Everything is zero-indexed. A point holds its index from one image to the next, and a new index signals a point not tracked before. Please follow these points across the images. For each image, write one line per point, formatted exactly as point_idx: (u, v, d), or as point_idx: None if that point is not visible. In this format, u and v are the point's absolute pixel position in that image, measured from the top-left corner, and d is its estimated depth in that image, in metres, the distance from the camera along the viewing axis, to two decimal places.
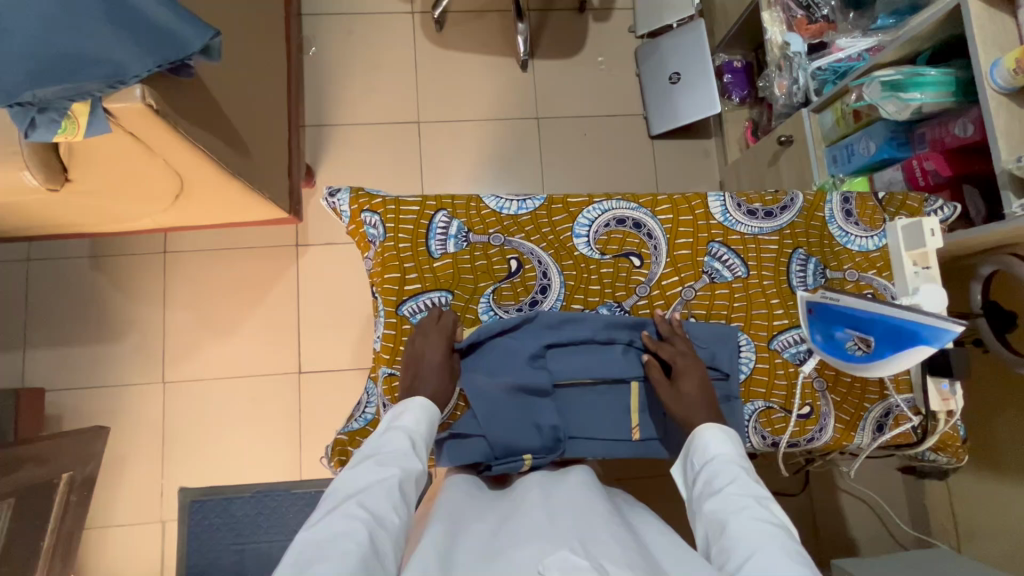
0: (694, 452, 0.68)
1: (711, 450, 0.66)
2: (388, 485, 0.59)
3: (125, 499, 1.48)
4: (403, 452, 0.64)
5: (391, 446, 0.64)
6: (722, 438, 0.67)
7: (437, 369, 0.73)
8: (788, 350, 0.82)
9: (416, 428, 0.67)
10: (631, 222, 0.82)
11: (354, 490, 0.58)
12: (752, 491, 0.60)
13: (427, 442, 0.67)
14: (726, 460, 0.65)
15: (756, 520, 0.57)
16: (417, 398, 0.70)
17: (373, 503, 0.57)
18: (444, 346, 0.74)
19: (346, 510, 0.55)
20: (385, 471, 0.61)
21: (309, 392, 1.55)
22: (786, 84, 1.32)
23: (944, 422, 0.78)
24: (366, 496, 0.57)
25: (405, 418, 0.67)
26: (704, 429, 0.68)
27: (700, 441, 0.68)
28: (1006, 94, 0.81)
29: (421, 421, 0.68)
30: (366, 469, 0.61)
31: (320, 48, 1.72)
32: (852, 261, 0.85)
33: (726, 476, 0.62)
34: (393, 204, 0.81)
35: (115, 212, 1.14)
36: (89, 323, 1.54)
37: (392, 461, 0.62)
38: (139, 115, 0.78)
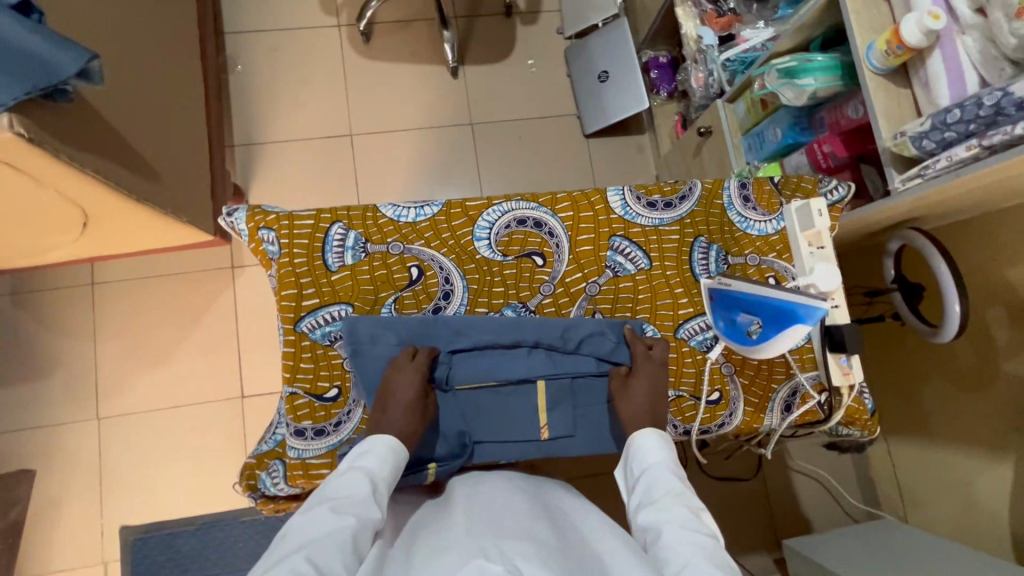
0: (634, 458, 0.68)
1: (652, 457, 0.66)
2: (342, 538, 0.55)
3: (63, 542, 1.42)
4: (363, 498, 0.60)
5: (350, 490, 0.60)
6: (660, 445, 0.67)
7: (407, 406, 0.70)
8: (696, 337, 0.82)
9: (379, 471, 0.63)
10: (531, 222, 0.82)
11: (303, 542, 0.54)
12: (687, 502, 0.61)
13: (389, 487, 0.63)
14: (663, 469, 0.65)
15: (691, 532, 0.57)
16: (385, 437, 0.66)
17: (321, 556, 0.52)
18: (415, 383, 0.72)
19: (290, 564, 0.51)
20: (341, 519, 0.56)
21: (254, 416, 1.52)
22: (702, 76, 1.35)
23: (847, 396, 0.80)
24: (316, 549, 0.53)
25: (369, 460, 0.64)
26: (647, 435, 0.68)
27: (642, 447, 0.68)
28: (884, 75, 0.84)
29: (385, 463, 0.64)
30: (320, 517, 0.56)
31: (245, 66, 1.69)
32: (753, 246, 0.86)
33: (663, 487, 0.62)
34: (287, 219, 0.79)
35: (21, 246, 1.10)
36: (14, 362, 1.48)
37: (348, 509, 0.58)
38: (11, 144, 0.75)
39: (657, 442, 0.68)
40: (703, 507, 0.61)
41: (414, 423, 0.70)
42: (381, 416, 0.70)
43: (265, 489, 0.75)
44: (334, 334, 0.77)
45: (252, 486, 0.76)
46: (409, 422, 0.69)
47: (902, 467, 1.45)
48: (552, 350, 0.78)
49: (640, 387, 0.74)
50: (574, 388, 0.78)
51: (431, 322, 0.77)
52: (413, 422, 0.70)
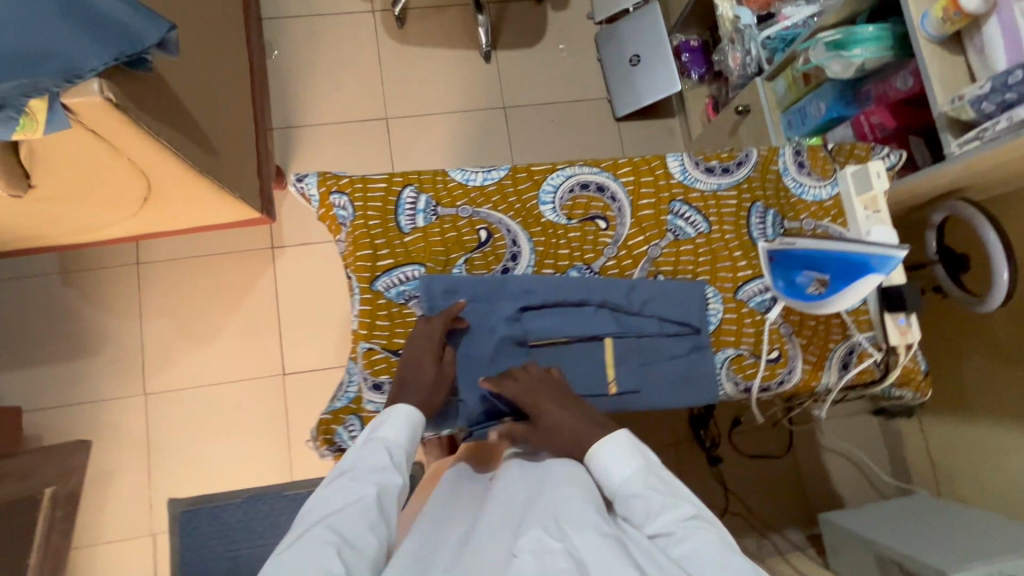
0: (604, 480, 0.65)
1: (614, 476, 0.64)
2: (364, 504, 0.57)
3: (112, 514, 1.45)
4: (382, 466, 0.62)
5: (369, 460, 0.62)
6: (614, 456, 0.65)
7: (429, 377, 0.73)
8: (755, 299, 0.84)
9: (395, 441, 0.66)
10: (594, 187, 0.85)
11: (327, 511, 0.57)
12: (677, 512, 0.58)
13: (407, 453, 0.66)
14: (633, 484, 0.62)
15: (683, 543, 0.55)
16: (402, 407, 0.69)
17: (345, 524, 0.55)
18: (431, 356, 0.74)
19: (316, 535, 0.54)
20: (360, 488, 0.59)
21: (295, 392, 1.55)
22: (740, 56, 1.36)
23: (905, 355, 0.82)
24: (340, 516, 0.56)
25: (385, 430, 0.66)
26: (600, 452, 0.65)
27: (603, 465, 0.65)
28: (937, 43, 0.86)
29: (401, 432, 0.67)
30: (340, 488, 0.59)
31: (282, 51, 1.72)
32: (808, 211, 0.88)
33: (641, 507, 0.60)
34: (360, 183, 0.82)
35: (83, 219, 1.13)
36: (62, 340, 1.51)
37: (367, 477, 0.60)
38: (98, 109, 0.77)
39: (612, 453, 0.65)
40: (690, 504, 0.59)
41: (432, 398, 0.73)
42: (398, 385, 0.73)
43: (342, 443, 0.78)
44: (408, 294, 0.80)
45: (328, 441, 0.78)
46: (428, 395, 0.73)
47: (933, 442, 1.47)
48: (617, 310, 0.81)
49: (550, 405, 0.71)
50: (641, 346, 0.81)
51: (500, 283, 0.79)
52: (431, 394, 0.73)
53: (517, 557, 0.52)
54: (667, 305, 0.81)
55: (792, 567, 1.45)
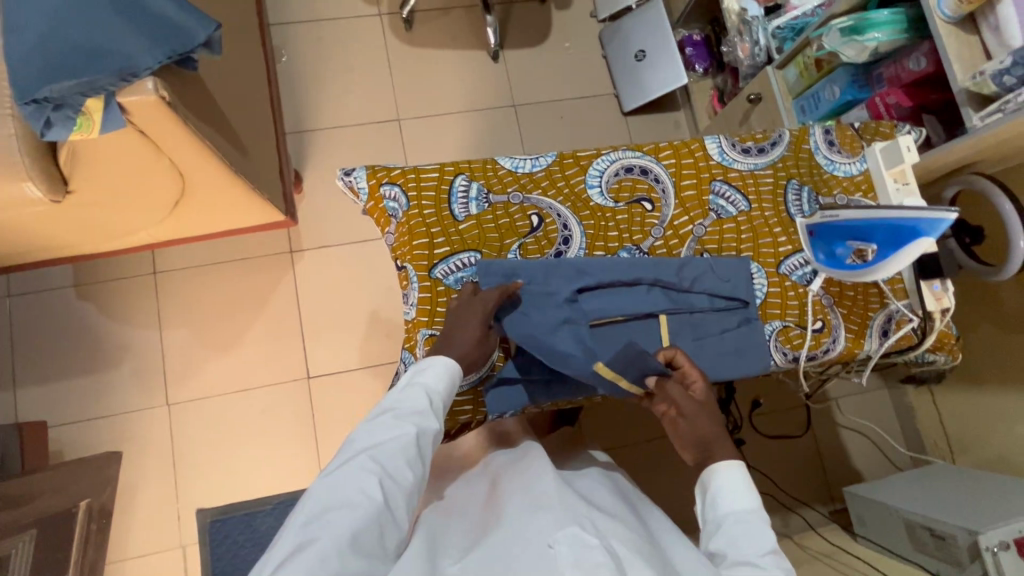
0: (715, 499, 0.67)
1: (739, 503, 0.66)
2: (402, 443, 0.65)
3: (140, 528, 1.42)
4: (421, 411, 0.68)
5: (410, 402, 0.68)
6: (742, 485, 0.67)
7: (475, 338, 0.75)
8: (796, 272, 0.88)
9: (436, 387, 0.70)
10: (638, 170, 0.87)
11: (370, 443, 0.66)
12: (778, 560, 0.62)
13: (447, 399, 0.71)
14: (748, 515, 0.66)
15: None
16: (444, 358, 0.72)
17: (385, 460, 0.64)
18: (479, 321, 0.75)
19: (359, 463, 0.64)
20: (401, 428, 0.66)
21: (321, 396, 1.54)
22: (748, 46, 1.41)
23: (939, 321, 0.86)
24: (381, 452, 0.64)
25: (428, 376, 0.70)
26: (732, 476, 0.67)
27: (727, 487, 0.67)
28: (954, 23, 0.91)
29: (441, 381, 0.71)
30: (383, 424, 0.67)
31: (290, 57, 1.72)
32: (840, 186, 0.92)
33: (753, 541, 0.63)
34: (413, 173, 0.84)
35: (112, 227, 1.12)
36: (80, 353, 1.48)
37: (407, 417, 0.67)
38: (152, 109, 0.78)
39: (740, 483, 0.67)
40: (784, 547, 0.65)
41: (473, 359, 0.75)
42: (443, 342, 0.74)
43: None
44: (465, 280, 0.82)
45: None
46: (471, 355, 0.75)
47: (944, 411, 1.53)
48: (669, 287, 0.83)
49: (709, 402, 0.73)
50: (697, 320, 0.83)
51: (556, 263, 0.82)
52: (473, 351, 0.75)
53: (553, 548, 0.62)
54: (715, 279, 0.84)
55: (821, 541, 1.49)
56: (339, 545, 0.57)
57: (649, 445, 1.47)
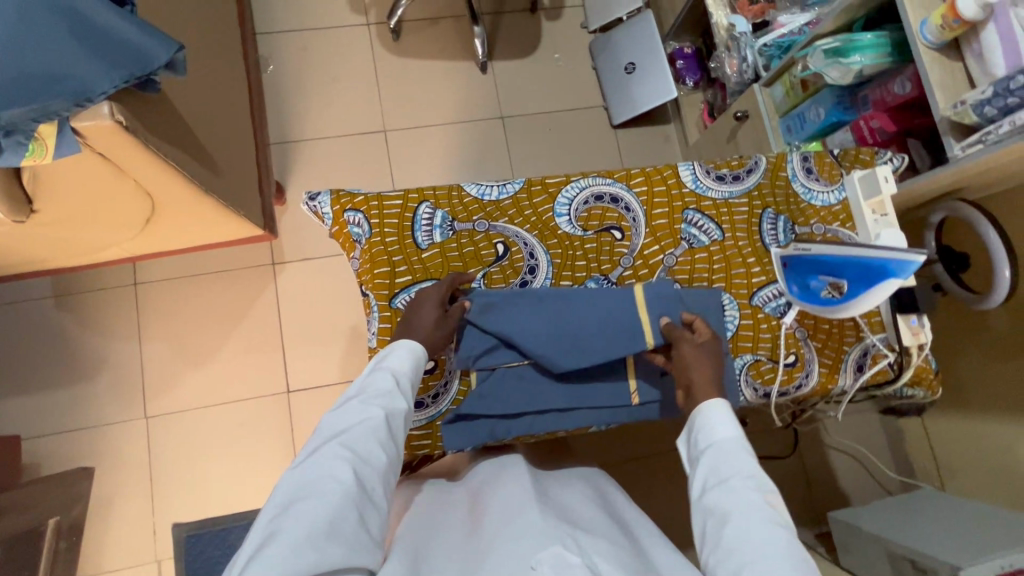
0: (698, 432, 0.65)
1: (719, 430, 0.64)
2: (372, 425, 0.63)
3: (114, 542, 1.41)
4: (389, 392, 0.66)
5: (376, 387, 0.66)
6: (728, 420, 0.64)
7: (434, 318, 0.74)
8: (770, 304, 0.86)
9: (403, 370, 0.68)
10: (608, 198, 0.85)
11: (338, 430, 0.62)
12: (758, 483, 0.59)
13: (413, 380, 0.69)
14: (731, 449, 0.62)
15: (765, 523, 0.55)
16: (407, 341, 0.71)
17: (355, 443, 0.61)
18: (433, 300, 0.74)
19: (327, 450, 0.60)
20: (368, 411, 0.64)
21: (301, 410, 1.53)
22: (736, 63, 1.38)
23: (917, 356, 0.84)
24: (349, 436, 0.61)
25: (394, 360, 0.69)
26: (712, 408, 0.65)
27: (711, 421, 0.65)
28: (938, 50, 0.88)
29: (408, 362, 0.69)
30: (349, 410, 0.64)
31: (277, 66, 1.71)
32: (817, 216, 0.90)
33: (730, 469, 0.60)
34: (376, 200, 0.82)
35: (84, 243, 1.11)
36: (58, 364, 1.48)
37: (375, 401, 0.65)
38: (107, 132, 0.76)
39: (726, 420, 0.65)
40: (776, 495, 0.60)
41: (437, 336, 0.73)
42: (402, 331, 0.74)
43: None
44: None
45: None
46: (434, 333, 0.73)
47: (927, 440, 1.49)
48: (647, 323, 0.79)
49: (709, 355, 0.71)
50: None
51: (528, 296, 0.77)
52: (435, 332, 0.73)
53: (535, 569, 0.57)
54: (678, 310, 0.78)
55: None
56: (313, 534, 0.53)
57: (631, 465, 1.45)
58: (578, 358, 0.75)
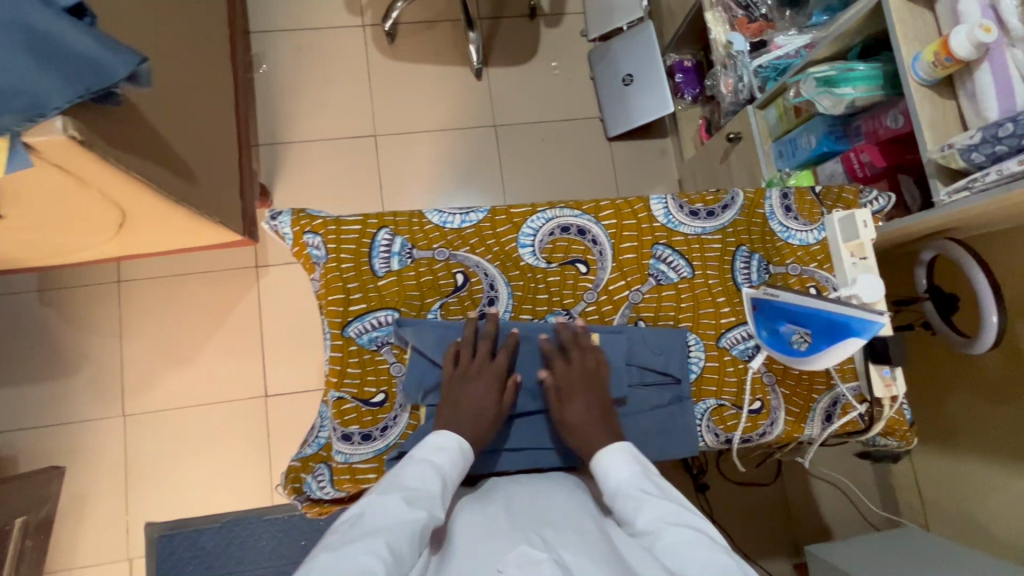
0: (601, 485, 0.67)
1: (612, 479, 0.66)
2: (415, 527, 0.58)
3: (87, 538, 1.43)
4: (432, 492, 0.62)
5: (423, 483, 0.63)
6: (620, 461, 0.67)
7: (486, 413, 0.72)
8: (737, 347, 0.83)
9: (447, 469, 0.66)
10: (574, 230, 0.83)
11: (377, 526, 0.58)
12: (665, 515, 0.61)
13: (457, 484, 0.66)
14: (630, 487, 0.65)
15: (688, 548, 0.58)
16: (459, 439, 0.69)
17: (394, 541, 0.56)
18: (491, 388, 0.73)
19: (364, 546, 0.55)
20: (412, 508, 0.60)
21: (278, 415, 1.53)
22: (732, 82, 1.33)
23: (888, 408, 0.81)
24: (390, 535, 0.57)
25: (441, 456, 0.66)
26: (601, 460, 0.68)
27: (605, 470, 0.67)
28: (929, 87, 0.84)
29: (454, 462, 0.67)
30: (392, 504, 0.60)
31: (270, 66, 1.69)
32: (794, 255, 0.87)
33: (634, 506, 0.63)
34: (334, 224, 0.80)
35: (58, 246, 1.11)
36: (39, 360, 1.49)
37: (420, 500, 0.61)
38: (62, 146, 0.75)
39: (619, 461, 0.67)
40: (694, 516, 0.62)
41: (484, 427, 0.72)
42: (451, 411, 0.72)
43: (310, 493, 0.77)
44: (382, 339, 0.80)
45: (297, 489, 0.77)
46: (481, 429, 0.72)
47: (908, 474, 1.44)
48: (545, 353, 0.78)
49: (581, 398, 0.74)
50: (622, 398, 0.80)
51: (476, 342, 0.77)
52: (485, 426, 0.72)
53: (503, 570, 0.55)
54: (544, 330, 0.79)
55: None
56: None
57: None
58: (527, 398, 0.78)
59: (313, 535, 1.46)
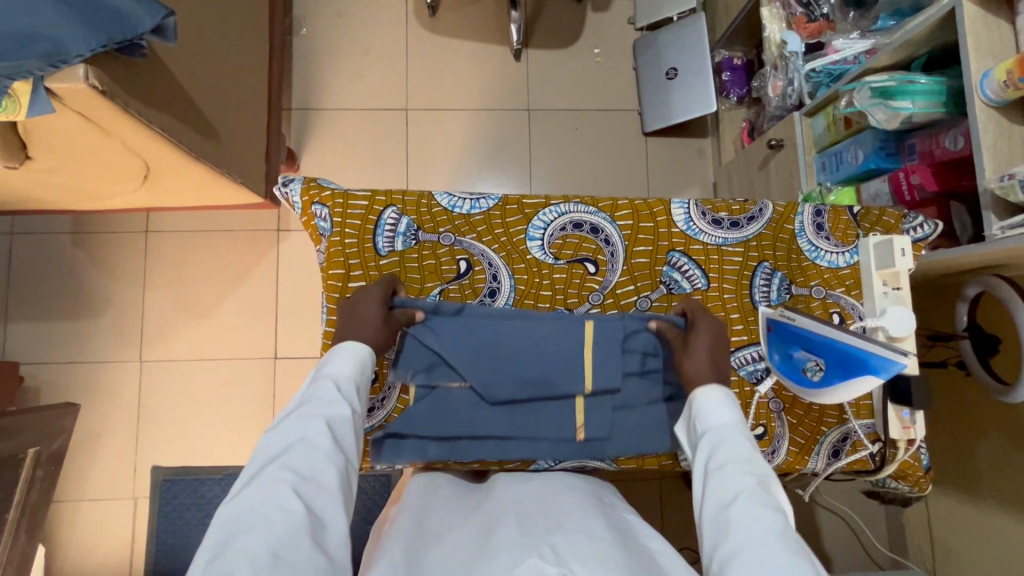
0: (697, 418, 0.68)
1: (708, 416, 0.67)
2: (315, 439, 0.60)
3: (98, 473, 1.49)
4: (331, 399, 0.64)
5: (319, 396, 0.64)
6: (719, 403, 0.67)
7: (367, 315, 0.72)
8: (746, 367, 0.81)
9: (345, 374, 0.67)
10: (588, 227, 0.82)
11: (279, 450, 0.59)
12: (750, 463, 0.60)
13: (357, 384, 0.67)
14: (724, 430, 0.64)
15: (754, 499, 0.56)
16: (348, 344, 0.70)
17: (297, 461, 0.58)
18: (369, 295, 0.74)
19: (269, 474, 0.57)
20: (310, 425, 0.61)
21: (284, 377, 1.55)
22: (781, 84, 1.26)
23: (903, 451, 0.77)
24: (289, 455, 0.58)
25: (334, 366, 0.68)
26: (706, 395, 0.68)
27: (703, 407, 0.68)
28: (997, 107, 0.77)
29: (347, 366, 0.68)
30: (292, 424, 0.61)
31: (310, 30, 1.68)
32: (820, 278, 0.83)
33: (727, 448, 0.62)
34: (342, 197, 0.80)
35: (86, 191, 1.14)
36: (66, 298, 1.55)
37: (316, 412, 0.62)
38: (84, 95, 0.75)
39: (720, 401, 0.67)
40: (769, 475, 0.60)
41: (382, 334, 0.73)
42: (344, 333, 0.72)
43: None
44: None
45: None
46: (367, 328, 0.72)
47: (920, 517, 1.36)
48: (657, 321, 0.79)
49: (702, 346, 0.73)
50: (617, 391, 0.79)
51: (465, 327, 0.77)
52: (375, 329, 0.72)
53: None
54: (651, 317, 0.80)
55: None
56: (255, 565, 0.49)
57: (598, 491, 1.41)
58: (516, 387, 0.77)
59: None
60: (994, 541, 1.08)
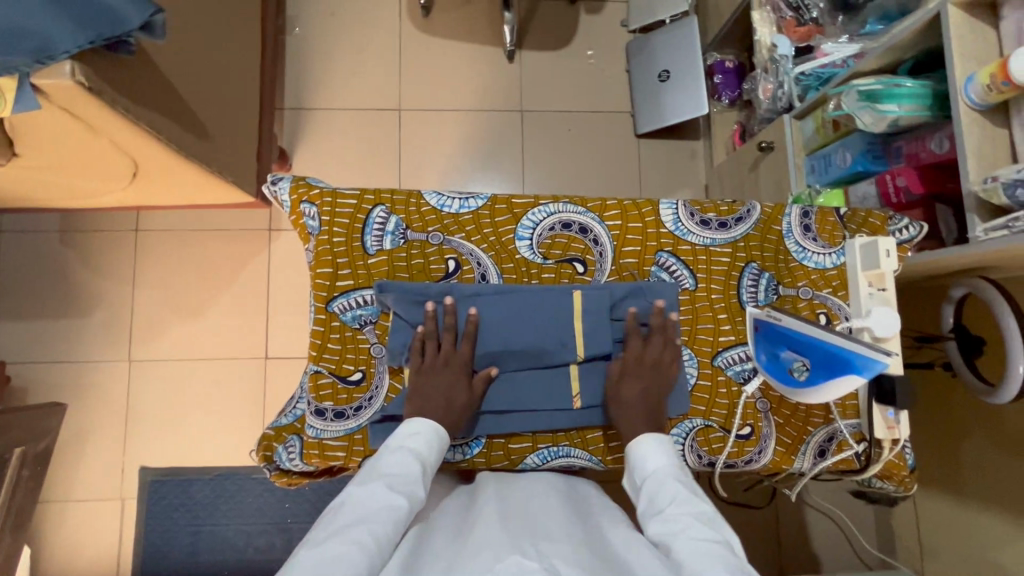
0: (634, 469, 0.71)
1: (645, 465, 0.70)
2: (393, 515, 0.61)
3: (85, 474, 1.48)
4: (412, 478, 0.65)
5: (403, 469, 0.66)
6: (654, 450, 0.71)
7: (456, 404, 0.74)
8: (733, 367, 0.82)
9: (425, 454, 0.69)
10: (577, 227, 0.83)
11: (360, 515, 0.60)
12: (691, 507, 0.64)
13: (434, 470, 0.69)
14: (660, 476, 0.68)
15: (699, 540, 0.60)
16: (435, 424, 0.72)
17: (374, 532, 0.58)
18: (462, 382, 0.75)
19: (346, 538, 0.57)
20: (391, 497, 0.62)
21: (275, 377, 1.54)
22: (771, 88, 1.26)
23: (888, 450, 0.77)
24: (369, 524, 0.59)
25: (418, 442, 0.69)
26: (642, 442, 0.72)
27: (640, 456, 0.71)
28: (981, 111, 0.78)
29: (432, 449, 0.70)
30: (376, 491, 0.62)
31: (303, 29, 1.68)
32: (807, 278, 0.84)
33: (665, 494, 0.66)
34: (330, 196, 0.80)
35: (75, 189, 1.13)
36: (54, 297, 1.53)
37: (400, 488, 0.64)
38: (71, 91, 0.75)
39: (654, 448, 0.71)
40: (713, 516, 0.63)
41: (461, 419, 0.75)
42: (420, 408, 0.73)
43: (280, 463, 0.77)
44: (364, 318, 0.79)
45: (267, 458, 0.78)
46: (453, 419, 0.74)
47: (907, 517, 1.37)
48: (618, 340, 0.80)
49: (637, 389, 0.76)
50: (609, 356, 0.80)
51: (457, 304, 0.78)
52: (457, 416, 0.75)
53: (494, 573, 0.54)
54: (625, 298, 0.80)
55: None
56: None
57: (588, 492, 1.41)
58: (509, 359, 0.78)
59: (297, 500, 1.47)
60: (979, 541, 1.09)
